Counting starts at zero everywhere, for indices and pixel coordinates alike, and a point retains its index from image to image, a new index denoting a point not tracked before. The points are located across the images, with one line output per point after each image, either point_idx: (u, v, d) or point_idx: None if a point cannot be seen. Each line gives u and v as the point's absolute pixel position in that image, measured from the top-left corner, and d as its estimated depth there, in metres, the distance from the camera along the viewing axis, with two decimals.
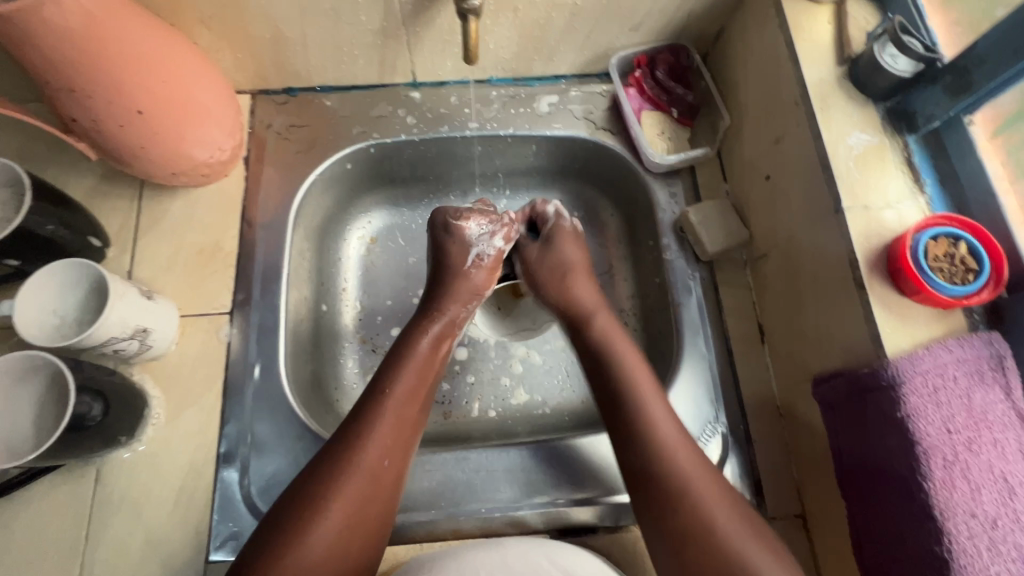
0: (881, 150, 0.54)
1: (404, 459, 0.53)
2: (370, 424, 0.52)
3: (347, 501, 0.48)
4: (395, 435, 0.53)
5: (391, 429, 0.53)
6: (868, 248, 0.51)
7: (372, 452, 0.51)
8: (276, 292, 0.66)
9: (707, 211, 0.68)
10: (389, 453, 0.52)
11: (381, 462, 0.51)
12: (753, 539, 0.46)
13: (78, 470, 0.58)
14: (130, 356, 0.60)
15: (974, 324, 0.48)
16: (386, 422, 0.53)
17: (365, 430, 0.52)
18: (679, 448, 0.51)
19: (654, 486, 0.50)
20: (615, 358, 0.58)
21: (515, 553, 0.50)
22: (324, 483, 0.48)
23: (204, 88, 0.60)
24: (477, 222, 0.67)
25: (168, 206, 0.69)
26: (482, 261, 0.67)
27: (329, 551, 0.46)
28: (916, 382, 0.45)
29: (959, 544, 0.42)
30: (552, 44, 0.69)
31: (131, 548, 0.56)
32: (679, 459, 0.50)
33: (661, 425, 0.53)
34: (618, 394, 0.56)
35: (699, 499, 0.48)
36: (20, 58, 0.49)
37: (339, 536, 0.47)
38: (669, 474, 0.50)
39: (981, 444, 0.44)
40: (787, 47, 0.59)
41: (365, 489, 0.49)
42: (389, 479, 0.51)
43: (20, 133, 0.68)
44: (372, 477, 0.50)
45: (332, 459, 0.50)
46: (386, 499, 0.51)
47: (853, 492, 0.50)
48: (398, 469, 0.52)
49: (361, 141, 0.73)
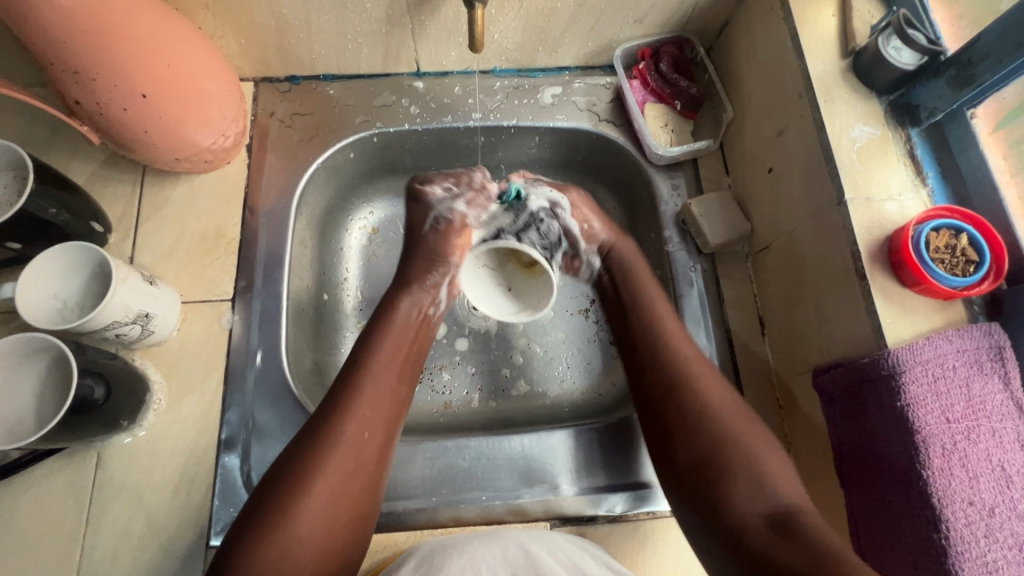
0: (884, 143, 0.54)
1: (387, 431, 0.53)
2: (350, 398, 0.52)
3: (330, 474, 0.48)
4: (376, 407, 0.53)
5: (369, 403, 0.52)
6: (870, 240, 0.51)
7: (352, 425, 0.51)
8: (279, 280, 0.66)
9: (709, 203, 0.68)
10: (369, 425, 0.52)
11: (362, 434, 0.51)
12: (762, 443, 0.50)
13: (78, 455, 0.58)
14: (132, 342, 0.60)
15: (974, 315, 0.49)
16: (364, 396, 0.53)
17: (346, 405, 0.52)
18: (697, 369, 0.54)
19: (669, 399, 0.53)
20: (641, 294, 0.61)
21: (518, 546, 0.50)
22: (307, 458, 0.48)
23: (208, 73, 0.60)
24: (443, 185, 0.64)
25: (170, 192, 0.68)
26: (439, 226, 0.64)
27: (316, 525, 0.46)
28: (916, 371, 0.45)
29: (957, 531, 0.42)
30: (556, 35, 0.69)
31: (131, 533, 0.56)
32: (696, 376, 0.54)
33: (680, 347, 0.56)
34: (638, 323, 0.59)
35: (713, 406, 0.52)
36: (25, 39, 0.48)
37: (325, 509, 0.47)
38: (684, 388, 0.53)
39: (980, 432, 0.44)
40: (791, 40, 0.59)
41: (347, 461, 0.49)
42: (371, 451, 0.51)
43: (21, 118, 0.68)
44: (354, 449, 0.50)
45: (314, 435, 0.50)
46: (371, 470, 0.51)
47: (850, 481, 0.50)
48: (381, 440, 0.52)
49: (364, 129, 0.73)
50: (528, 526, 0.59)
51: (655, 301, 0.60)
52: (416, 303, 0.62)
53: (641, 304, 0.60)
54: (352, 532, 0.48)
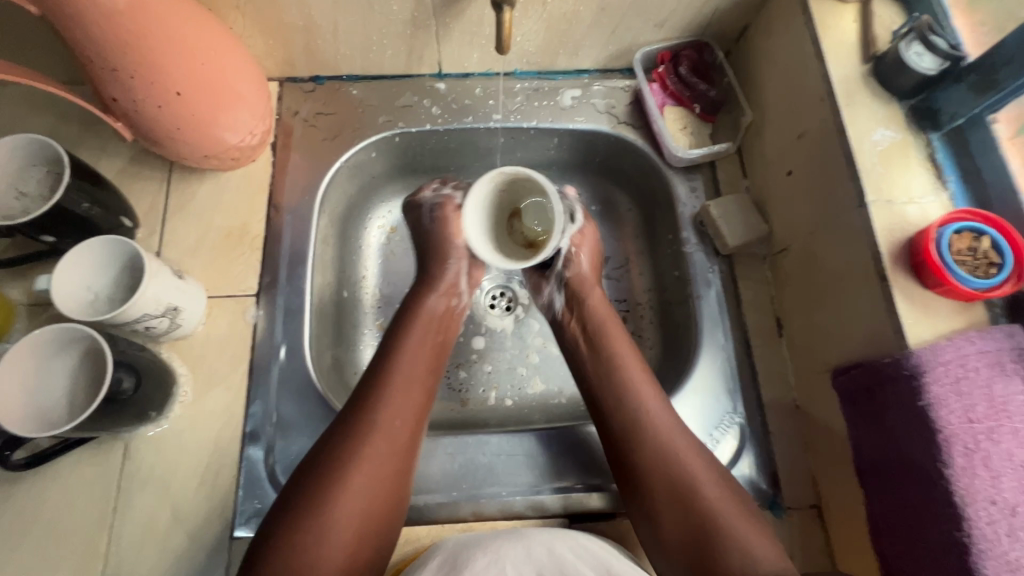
0: (905, 147, 0.55)
1: (418, 421, 0.55)
2: (383, 387, 0.55)
3: (365, 460, 0.50)
4: (407, 398, 0.55)
5: (400, 392, 0.55)
6: (892, 242, 0.52)
7: (385, 413, 0.53)
8: (302, 276, 0.67)
9: (728, 205, 0.69)
10: (400, 414, 0.54)
11: (392, 422, 0.53)
12: (745, 520, 0.49)
13: (106, 445, 0.59)
14: (160, 334, 0.61)
15: (995, 317, 0.49)
16: (395, 385, 0.55)
17: (379, 394, 0.54)
18: (671, 438, 0.54)
19: (649, 479, 0.53)
20: (610, 357, 0.60)
21: (544, 547, 0.50)
22: (344, 444, 0.51)
23: (239, 72, 0.61)
24: (431, 187, 0.69)
25: (196, 188, 0.70)
26: (439, 214, 0.67)
27: (353, 507, 0.48)
28: (937, 371, 0.46)
29: (979, 530, 0.43)
30: (578, 38, 0.70)
31: (157, 522, 0.57)
32: (676, 446, 0.53)
33: (655, 417, 0.55)
34: (608, 397, 0.58)
35: (695, 483, 0.51)
36: (67, 38, 0.50)
37: (360, 493, 0.49)
38: (665, 463, 0.53)
39: (1002, 433, 0.44)
40: (813, 45, 0.60)
41: (380, 447, 0.51)
42: (404, 438, 0.53)
43: (52, 114, 0.70)
44: (387, 436, 0.52)
45: (350, 422, 0.52)
46: (403, 457, 0.53)
47: (871, 483, 0.51)
48: (412, 429, 0.54)
49: (387, 129, 0.74)
50: (547, 522, 0.60)
51: (627, 366, 0.59)
52: (438, 296, 0.64)
53: (613, 371, 0.59)
54: (386, 516, 0.51)
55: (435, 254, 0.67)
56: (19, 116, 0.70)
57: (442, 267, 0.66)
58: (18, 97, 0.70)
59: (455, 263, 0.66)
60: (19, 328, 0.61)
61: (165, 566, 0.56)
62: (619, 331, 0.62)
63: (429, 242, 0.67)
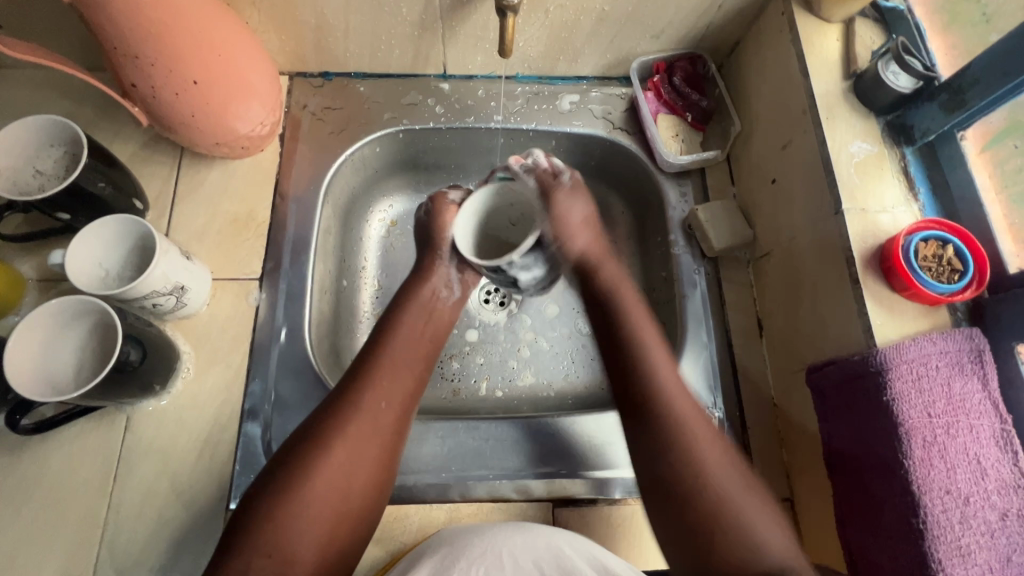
0: (880, 159, 0.58)
1: (403, 406, 0.57)
2: (373, 371, 0.57)
3: (348, 440, 0.52)
4: (393, 383, 0.58)
5: (385, 378, 0.57)
6: (864, 248, 0.55)
7: (371, 397, 0.55)
8: (304, 262, 0.70)
9: (716, 210, 0.72)
10: (386, 398, 0.56)
11: (379, 403, 0.55)
12: (754, 500, 0.51)
13: (110, 416, 0.61)
14: (166, 312, 0.63)
15: (957, 321, 0.53)
16: (383, 371, 0.58)
17: (367, 379, 0.57)
18: (687, 416, 0.54)
19: (658, 448, 0.53)
20: (630, 331, 0.60)
21: (545, 541, 0.53)
22: (331, 423, 0.53)
23: (254, 66, 0.64)
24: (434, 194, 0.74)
25: (205, 174, 0.72)
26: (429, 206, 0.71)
27: (332, 483, 0.50)
28: (901, 368, 0.49)
29: (934, 516, 0.46)
30: (578, 45, 0.74)
31: (156, 492, 0.60)
32: (689, 427, 0.53)
33: (669, 390, 0.56)
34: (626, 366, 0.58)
35: (705, 465, 0.51)
36: (93, 24, 0.52)
37: (340, 470, 0.51)
38: (675, 437, 0.53)
39: (959, 428, 0.48)
40: (798, 61, 0.63)
41: (364, 428, 0.54)
42: (387, 422, 0.55)
43: (71, 98, 0.73)
44: (370, 419, 0.54)
45: (339, 403, 0.54)
46: (387, 440, 0.55)
47: (838, 474, 0.53)
48: (396, 415, 0.56)
49: (391, 125, 0.76)
50: (532, 505, 0.63)
51: (647, 341, 0.59)
52: (427, 285, 0.67)
53: (631, 340, 0.59)
54: (366, 497, 0.53)
55: (428, 249, 0.69)
56: (37, 98, 0.72)
57: (431, 258, 0.69)
58: (37, 81, 0.73)
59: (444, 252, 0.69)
60: (29, 301, 0.64)
61: (162, 535, 0.58)
62: (641, 311, 0.62)
63: (425, 233, 0.70)
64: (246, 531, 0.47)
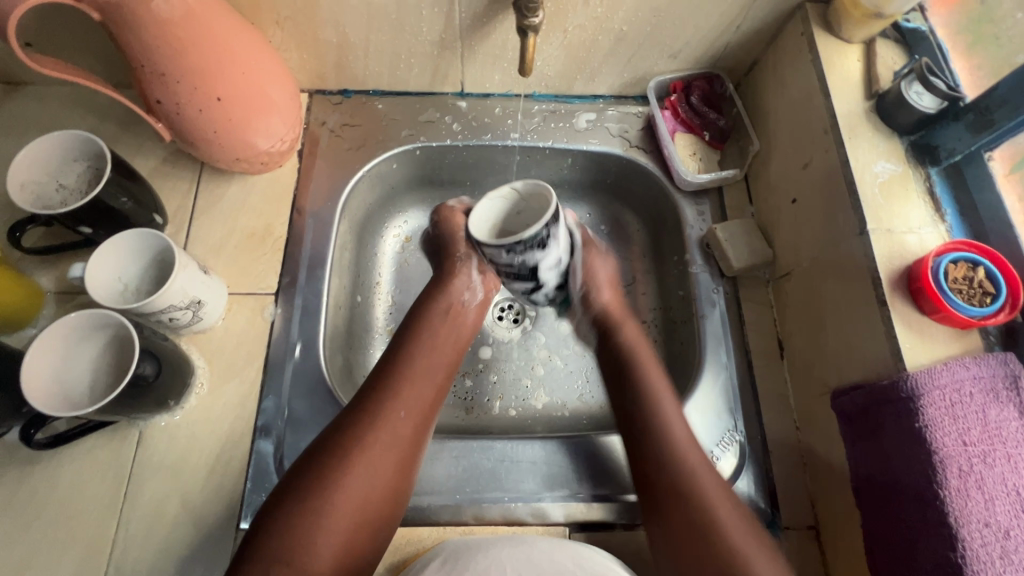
0: (904, 179, 0.58)
1: (422, 416, 0.56)
2: (395, 380, 0.57)
3: (365, 450, 0.51)
4: (414, 392, 0.57)
5: (406, 387, 0.57)
6: (890, 269, 0.54)
7: (391, 405, 0.55)
8: (321, 278, 0.69)
9: (734, 228, 0.71)
10: (405, 405, 0.55)
11: (399, 414, 0.55)
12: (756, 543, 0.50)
13: (122, 431, 0.61)
14: (182, 326, 0.63)
15: (990, 345, 0.51)
16: (405, 382, 0.57)
17: (387, 387, 0.56)
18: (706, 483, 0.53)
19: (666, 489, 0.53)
20: (642, 386, 0.60)
21: (547, 557, 0.52)
22: (348, 434, 0.52)
23: (275, 82, 0.65)
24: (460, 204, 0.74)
25: (224, 189, 0.73)
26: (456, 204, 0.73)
27: (351, 492, 0.49)
28: (933, 394, 0.47)
29: (973, 550, 0.44)
30: (595, 65, 0.74)
31: (166, 509, 0.59)
32: (708, 499, 0.52)
33: (690, 458, 0.55)
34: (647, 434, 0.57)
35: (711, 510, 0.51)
36: (120, 43, 0.53)
37: (361, 479, 0.50)
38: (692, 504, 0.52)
39: (996, 457, 0.46)
40: (818, 81, 0.63)
41: (383, 438, 0.53)
42: (407, 431, 0.54)
43: (95, 114, 0.74)
44: (389, 429, 0.53)
45: (354, 413, 0.54)
46: (406, 449, 0.54)
47: (868, 502, 0.52)
48: (416, 425, 0.55)
49: (409, 142, 0.77)
50: (547, 529, 0.61)
51: (670, 418, 0.57)
52: (454, 285, 0.66)
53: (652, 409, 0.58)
54: (384, 509, 0.51)
55: (447, 255, 0.68)
56: (61, 114, 0.74)
57: (452, 263, 0.68)
58: (62, 97, 0.74)
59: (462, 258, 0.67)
60: (47, 314, 0.64)
61: (171, 555, 0.57)
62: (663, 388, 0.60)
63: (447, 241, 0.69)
64: (262, 543, 0.46)
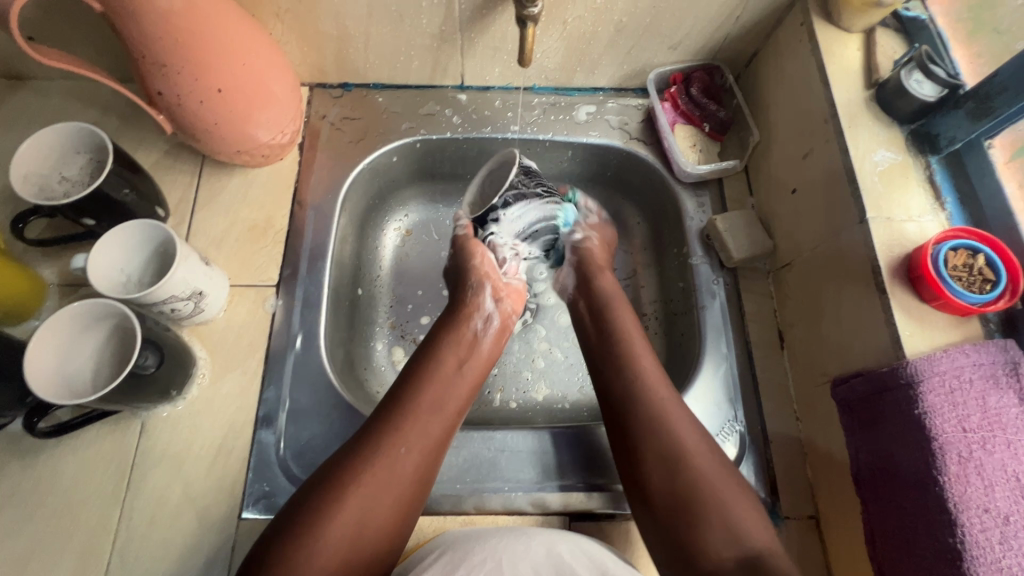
0: (905, 168, 0.58)
1: (425, 453, 0.54)
2: (401, 410, 0.56)
3: (363, 488, 0.50)
4: (417, 430, 0.55)
5: (410, 423, 0.55)
6: (890, 257, 0.54)
7: (391, 442, 0.53)
8: (321, 270, 0.70)
9: (734, 219, 0.71)
10: (407, 442, 0.54)
11: (398, 450, 0.53)
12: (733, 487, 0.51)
13: (125, 421, 0.61)
14: (183, 317, 0.63)
15: (990, 332, 0.51)
16: (409, 417, 0.55)
17: (394, 418, 0.55)
18: (668, 418, 0.55)
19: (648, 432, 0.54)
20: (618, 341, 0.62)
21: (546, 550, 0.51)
22: (346, 469, 0.51)
23: (275, 74, 0.65)
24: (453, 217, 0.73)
25: (226, 182, 0.73)
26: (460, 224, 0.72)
27: (345, 531, 0.48)
28: (933, 381, 0.47)
29: (972, 536, 0.44)
30: (594, 57, 0.74)
31: (169, 498, 0.59)
32: (671, 425, 0.54)
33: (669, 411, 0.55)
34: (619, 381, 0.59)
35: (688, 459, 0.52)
36: (121, 35, 0.54)
37: (356, 510, 0.49)
38: (656, 431, 0.54)
39: (995, 444, 0.46)
40: (818, 71, 0.63)
41: (380, 476, 0.51)
42: (410, 464, 0.53)
43: (97, 108, 0.74)
44: (388, 466, 0.52)
45: (356, 447, 0.53)
46: (406, 488, 0.52)
47: (872, 510, 0.51)
48: (418, 461, 0.54)
49: (409, 135, 0.77)
50: (547, 519, 0.61)
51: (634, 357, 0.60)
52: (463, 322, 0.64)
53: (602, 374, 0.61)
54: (380, 547, 0.50)
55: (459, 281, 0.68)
56: (63, 108, 0.74)
57: (463, 292, 0.67)
58: (64, 90, 0.75)
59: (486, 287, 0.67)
60: (50, 305, 0.64)
61: (174, 545, 0.57)
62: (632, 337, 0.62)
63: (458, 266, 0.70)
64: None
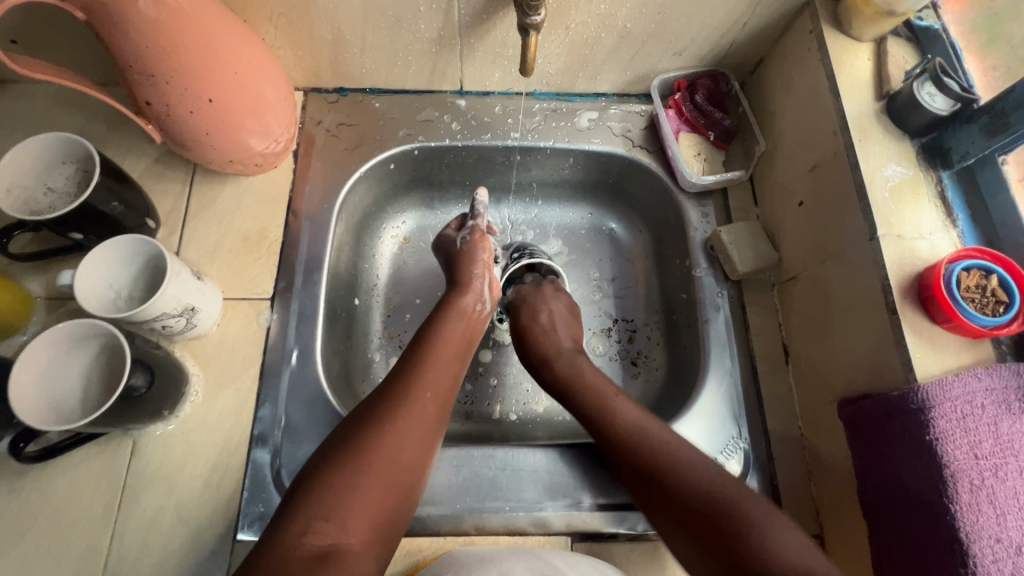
0: (916, 183, 0.56)
1: (445, 399, 0.55)
2: (420, 364, 0.56)
3: (398, 425, 0.51)
4: (437, 374, 0.56)
5: (432, 369, 0.56)
6: (900, 275, 0.53)
7: (417, 386, 0.54)
8: (317, 282, 0.68)
9: (740, 230, 0.70)
10: (431, 386, 0.55)
11: (425, 392, 0.54)
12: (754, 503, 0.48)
13: (116, 441, 0.60)
14: (176, 333, 0.61)
15: (1002, 354, 0.50)
16: (431, 364, 0.56)
17: (414, 368, 0.55)
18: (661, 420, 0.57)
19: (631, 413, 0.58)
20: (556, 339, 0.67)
21: None
22: (379, 412, 0.51)
23: (268, 80, 0.63)
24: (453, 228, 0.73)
25: (218, 191, 0.71)
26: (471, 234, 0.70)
27: (380, 463, 0.48)
28: (945, 407, 0.46)
29: (984, 567, 0.43)
30: (597, 63, 0.72)
31: (161, 520, 0.58)
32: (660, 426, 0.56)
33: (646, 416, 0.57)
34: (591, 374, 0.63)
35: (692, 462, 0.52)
36: (108, 43, 0.51)
37: (392, 452, 0.49)
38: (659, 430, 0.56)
39: (1006, 471, 0.45)
40: (827, 80, 0.62)
41: (412, 414, 0.52)
42: (431, 411, 0.53)
43: (84, 113, 0.72)
44: (416, 406, 0.53)
45: (386, 393, 0.53)
46: (432, 428, 0.53)
47: (876, 524, 0.51)
48: (440, 403, 0.55)
49: (407, 142, 0.75)
50: (549, 539, 0.60)
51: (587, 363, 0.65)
52: (467, 295, 0.65)
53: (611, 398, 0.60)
54: (412, 484, 0.50)
55: (457, 265, 0.68)
56: (49, 114, 0.72)
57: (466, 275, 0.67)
58: (50, 95, 0.72)
59: (480, 270, 0.68)
60: (37, 320, 0.62)
61: (166, 569, 0.56)
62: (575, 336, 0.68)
63: (454, 258, 0.69)
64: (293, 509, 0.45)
